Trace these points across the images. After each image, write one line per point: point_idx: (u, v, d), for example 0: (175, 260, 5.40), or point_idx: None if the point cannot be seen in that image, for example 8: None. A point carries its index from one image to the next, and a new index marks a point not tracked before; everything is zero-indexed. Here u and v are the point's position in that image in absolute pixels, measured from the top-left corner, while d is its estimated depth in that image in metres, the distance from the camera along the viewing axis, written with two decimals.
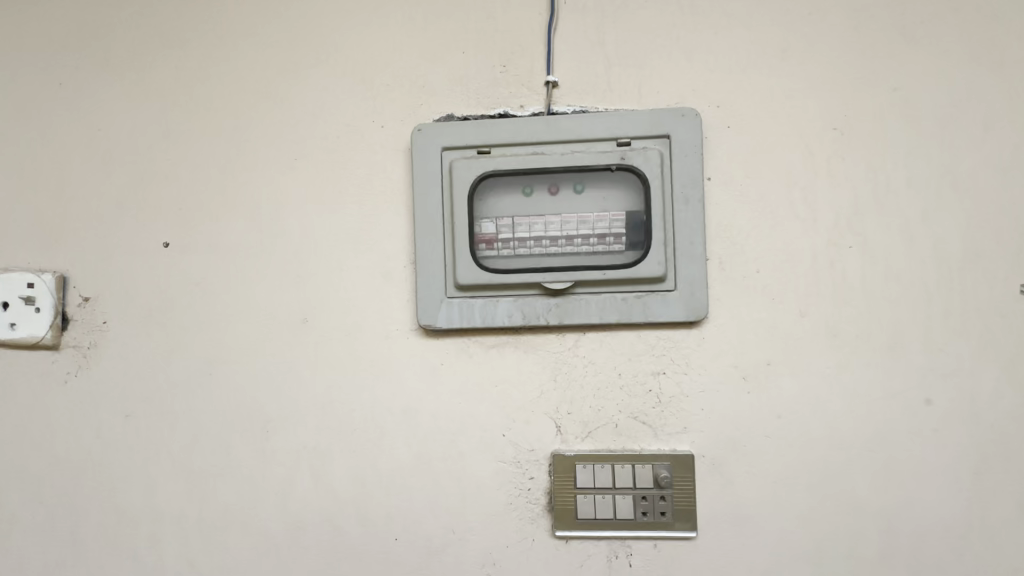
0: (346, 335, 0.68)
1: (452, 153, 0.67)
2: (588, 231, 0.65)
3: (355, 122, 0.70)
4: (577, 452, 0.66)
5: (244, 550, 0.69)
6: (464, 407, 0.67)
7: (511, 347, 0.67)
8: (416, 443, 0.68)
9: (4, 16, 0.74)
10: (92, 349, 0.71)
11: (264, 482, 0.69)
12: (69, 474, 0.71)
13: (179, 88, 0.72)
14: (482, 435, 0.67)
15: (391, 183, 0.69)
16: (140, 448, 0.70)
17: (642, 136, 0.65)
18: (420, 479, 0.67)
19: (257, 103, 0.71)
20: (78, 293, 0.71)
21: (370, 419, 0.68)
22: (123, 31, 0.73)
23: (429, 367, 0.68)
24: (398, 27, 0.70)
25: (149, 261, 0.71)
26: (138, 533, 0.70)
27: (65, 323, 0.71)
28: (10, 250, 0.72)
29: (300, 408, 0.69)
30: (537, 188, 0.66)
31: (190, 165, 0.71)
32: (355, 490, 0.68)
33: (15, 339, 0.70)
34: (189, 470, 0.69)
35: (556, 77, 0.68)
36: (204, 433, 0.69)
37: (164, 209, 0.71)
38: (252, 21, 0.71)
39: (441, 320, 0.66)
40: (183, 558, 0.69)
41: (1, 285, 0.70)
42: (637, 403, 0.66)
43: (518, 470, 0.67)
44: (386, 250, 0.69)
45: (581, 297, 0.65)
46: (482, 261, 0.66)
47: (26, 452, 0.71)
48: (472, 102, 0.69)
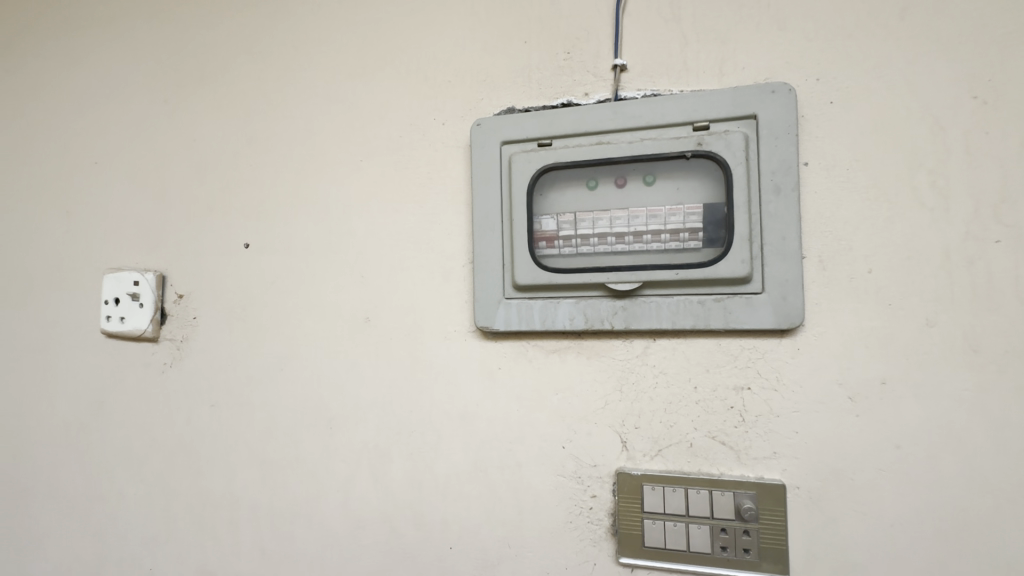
0: (406, 334, 0.68)
1: (512, 147, 0.63)
2: (659, 226, 0.59)
3: (417, 121, 0.69)
4: (645, 472, 0.60)
5: (309, 543, 0.70)
6: (522, 414, 0.64)
7: (573, 352, 0.62)
8: (472, 449, 0.65)
9: (123, 44, 0.83)
10: (185, 342, 0.77)
11: (328, 478, 0.70)
12: (164, 456, 0.77)
13: (260, 97, 0.76)
14: (541, 446, 0.63)
15: (451, 181, 0.67)
16: (221, 436, 0.74)
17: (723, 118, 0.57)
18: (477, 487, 0.65)
19: (328, 108, 0.73)
20: (175, 291, 0.78)
21: (428, 421, 0.67)
22: (213, 49, 0.79)
23: (487, 371, 0.65)
24: (460, 21, 0.69)
25: (232, 261, 0.75)
26: (218, 516, 0.74)
27: (163, 317, 0.78)
28: (123, 251, 0.80)
29: (362, 406, 0.69)
30: (602, 180, 0.61)
31: (267, 168, 0.75)
32: (412, 493, 0.67)
33: (125, 331, 0.78)
34: (262, 460, 0.72)
35: (625, 60, 0.63)
36: (275, 426, 0.72)
37: (245, 212, 0.75)
38: (325, 28, 0.74)
39: (499, 322, 0.62)
40: (255, 545, 0.72)
41: (115, 282, 0.79)
42: (715, 422, 0.59)
43: (579, 487, 0.62)
44: (445, 249, 0.67)
45: (651, 299, 0.58)
46: (542, 260, 0.62)
47: (131, 434, 0.79)
48: (534, 93, 0.66)
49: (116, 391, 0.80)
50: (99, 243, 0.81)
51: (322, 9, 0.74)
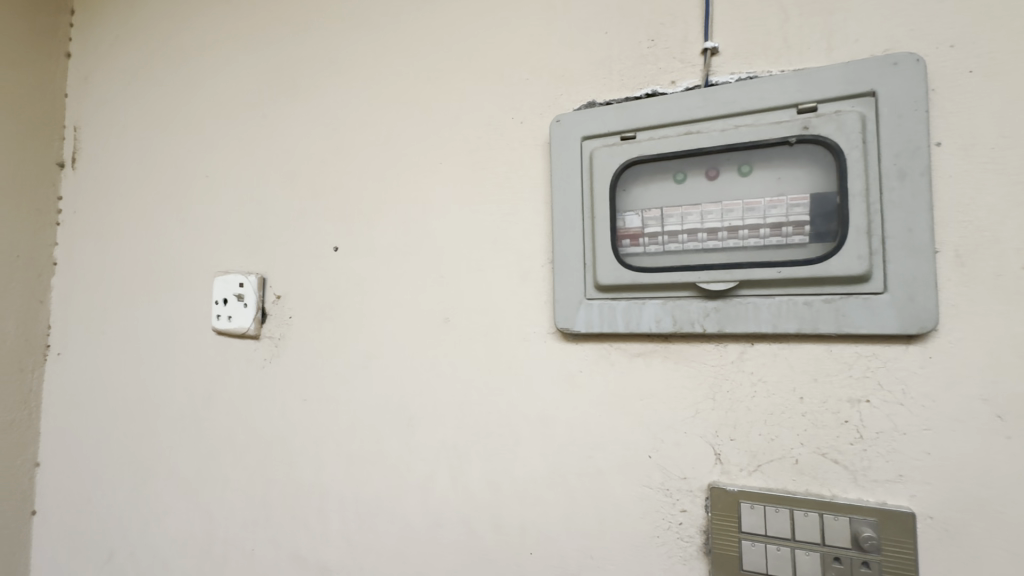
0: (485, 335, 0.68)
1: (593, 142, 0.61)
2: (757, 220, 0.54)
3: (495, 121, 0.69)
4: (742, 489, 0.55)
5: (392, 538, 0.72)
6: (604, 419, 0.61)
7: (660, 356, 0.59)
8: (550, 454, 0.63)
9: (229, 67, 0.91)
10: (281, 340, 0.82)
11: (409, 475, 0.71)
12: (263, 445, 0.83)
13: (346, 106, 0.80)
14: (624, 454, 0.60)
15: (529, 180, 0.66)
16: (312, 430, 0.78)
17: (834, 98, 0.51)
18: (556, 493, 0.63)
19: (409, 113, 0.75)
20: (273, 291, 0.83)
21: (506, 423, 0.66)
22: (304, 64, 0.84)
23: (567, 373, 0.63)
24: (538, 18, 0.68)
25: (322, 264, 0.79)
26: (308, 504, 0.78)
27: (263, 316, 0.84)
28: (230, 255, 0.88)
29: (441, 406, 0.70)
30: (691, 172, 0.57)
31: (352, 174, 0.78)
32: (490, 494, 0.66)
33: (232, 329, 0.85)
34: (349, 454, 0.75)
35: (716, 43, 0.58)
36: (360, 422, 0.75)
37: (333, 217, 0.79)
38: (406, 37, 0.76)
39: (580, 324, 0.60)
40: (342, 536, 0.75)
41: (224, 284, 0.86)
42: (826, 437, 0.52)
43: (667, 500, 0.58)
44: (524, 249, 0.66)
45: (748, 300, 0.53)
46: (625, 259, 0.59)
47: (235, 423, 0.85)
48: (616, 85, 0.63)
49: (223, 384, 0.87)
50: (210, 249, 0.90)
51: (403, 18, 0.76)
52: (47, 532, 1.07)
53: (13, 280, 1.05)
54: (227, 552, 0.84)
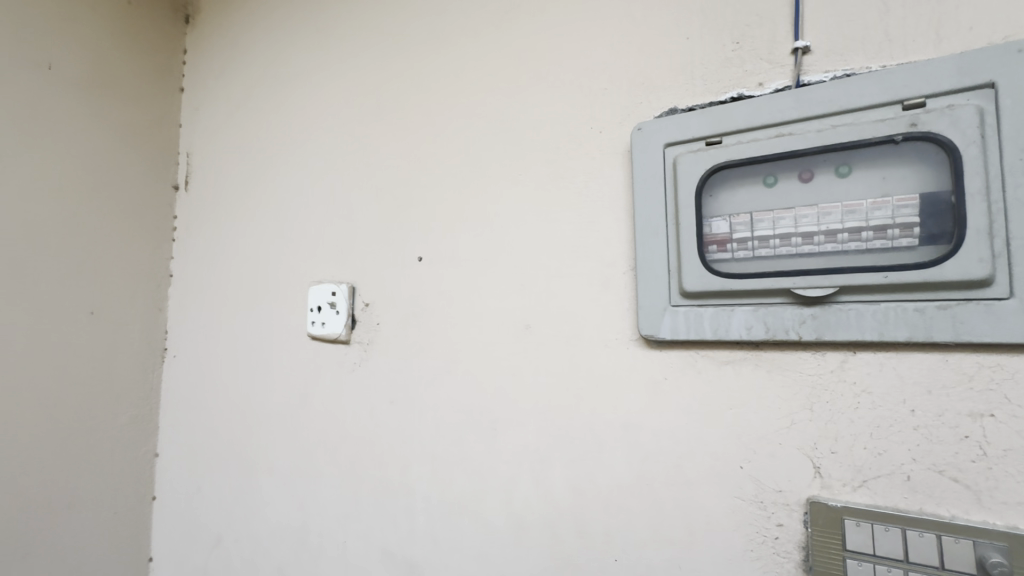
0: (566, 341, 0.69)
1: (677, 148, 0.61)
2: (858, 223, 0.52)
3: (574, 131, 0.70)
4: (846, 505, 0.52)
5: (476, 539, 0.74)
6: (692, 428, 0.60)
7: (751, 364, 0.57)
8: (635, 461, 0.63)
9: (321, 92, 0.99)
10: (370, 345, 0.88)
11: (493, 478, 0.73)
12: (353, 444, 0.88)
13: (428, 123, 0.84)
14: (713, 464, 0.59)
15: (609, 188, 0.67)
16: (399, 431, 0.83)
17: (946, 92, 0.48)
18: (641, 501, 0.62)
19: (488, 127, 0.78)
20: (362, 300, 0.89)
21: (589, 428, 0.66)
22: (389, 86, 0.90)
23: (652, 380, 0.63)
24: (616, 28, 0.69)
25: (407, 273, 0.84)
26: (397, 502, 0.82)
27: (353, 323, 0.90)
28: (323, 266, 0.95)
29: (523, 410, 0.72)
30: (783, 176, 0.56)
31: (435, 188, 0.82)
32: (573, 499, 0.67)
33: (325, 334, 0.92)
34: (434, 455, 0.79)
35: (808, 41, 0.57)
36: (444, 424, 0.78)
37: (417, 228, 0.84)
38: (485, 55, 0.80)
39: (664, 331, 0.60)
40: (428, 533, 0.79)
41: (318, 293, 0.93)
42: (943, 453, 0.49)
43: (761, 513, 0.56)
44: (605, 256, 0.67)
45: (850, 306, 0.51)
46: (712, 265, 0.58)
47: (328, 423, 0.92)
48: (699, 90, 0.62)
49: (317, 385, 0.94)
50: (305, 260, 0.97)
51: (482, 37, 0.80)
52: (165, 516, 1.19)
53: (137, 290, 1.19)
54: (322, 542, 0.90)
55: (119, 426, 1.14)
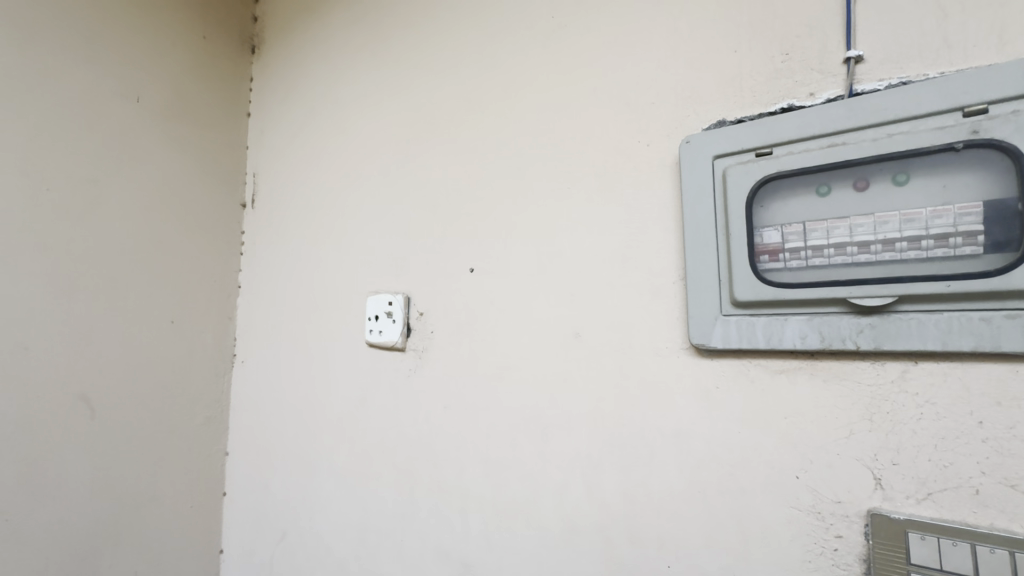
0: (616, 350, 0.71)
1: (726, 160, 0.62)
2: (917, 231, 0.52)
3: (621, 145, 0.73)
4: (909, 518, 0.51)
5: (528, 540, 0.76)
6: (745, 436, 0.60)
7: (806, 374, 0.57)
8: (687, 469, 0.64)
9: (377, 113, 1.06)
10: (425, 352, 0.92)
11: (545, 481, 0.76)
12: (409, 446, 0.92)
13: (478, 140, 0.88)
14: (768, 473, 0.59)
15: (658, 200, 0.69)
16: (453, 434, 0.87)
17: (1010, 97, 0.47)
18: (694, 508, 0.63)
19: (537, 143, 0.81)
20: (417, 309, 0.94)
21: (640, 435, 0.68)
22: (441, 105, 0.95)
23: (703, 389, 0.64)
24: (663, 44, 0.70)
25: (460, 284, 0.88)
26: (452, 503, 0.86)
27: (409, 331, 0.94)
28: (380, 277, 1.00)
29: (574, 416, 0.74)
30: (837, 185, 0.56)
31: (486, 201, 0.86)
32: (625, 505, 0.68)
33: (382, 342, 0.97)
34: (487, 458, 0.82)
35: (861, 50, 0.57)
36: (496, 428, 0.81)
37: (469, 241, 0.88)
38: (533, 73, 0.83)
39: (716, 340, 0.61)
40: (482, 534, 0.82)
41: (376, 302, 0.99)
42: (1015, 467, 0.48)
43: (819, 523, 0.56)
44: (654, 267, 0.68)
45: (910, 315, 0.51)
46: (764, 274, 0.59)
47: (385, 426, 0.97)
48: (748, 102, 0.63)
49: (375, 389, 0.99)
50: (363, 272, 1.03)
51: (530, 56, 0.84)
52: (234, 511, 1.28)
53: (210, 300, 1.29)
54: (380, 539, 0.95)
55: (195, 426, 1.24)
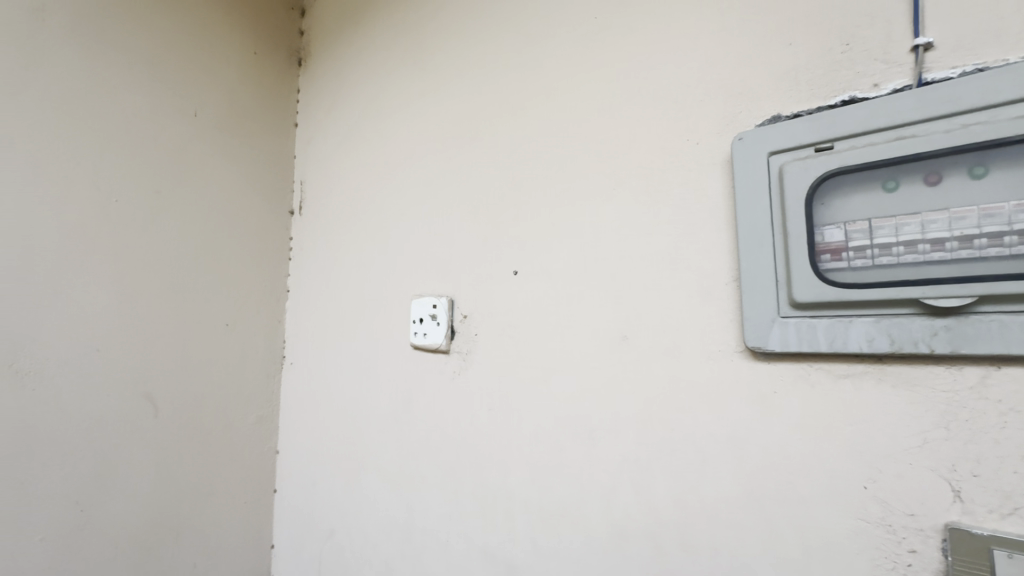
0: (665, 352, 0.69)
1: (782, 156, 0.60)
2: (998, 227, 0.48)
3: (669, 144, 0.71)
4: (993, 535, 0.48)
5: (575, 545, 0.76)
6: (805, 443, 0.58)
7: (872, 378, 0.55)
8: (743, 476, 0.62)
9: (420, 120, 1.08)
10: (468, 355, 0.93)
11: (592, 485, 0.75)
12: (453, 447, 0.93)
13: (520, 143, 0.89)
14: (831, 482, 0.56)
15: (708, 199, 0.67)
16: (498, 436, 0.87)
17: None
18: (750, 516, 0.61)
19: (581, 145, 0.81)
20: (461, 312, 0.95)
21: (691, 440, 0.66)
22: (483, 109, 0.96)
23: (759, 393, 0.61)
24: (711, 40, 0.69)
25: (503, 286, 0.89)
26: (497, 506, 0.86)
27: (453, 334, 0.96)
28: (424, 281, 1.02)
29: (622, 420, 0.72)
30: (906, 180, 0.53)
31: (528, 204, 0.86)
32: (676, 511, 0.67)
33: (427, 344, 0.98)
34: (532, 461, 0.82)
35: (930, 37, 0.54)
36: (542, 431, 0.81)
37: (512, 243, 0.88)
38: (576, 74, 0.83)
39: (774, 343, 0.59)
40: (528, 537, 0.81)
41: (420, 305, 1.01)
42: None
43: (889, 537, 0.53)
44: (704, 268, 0.67)
45: (992, 317, 0.47)
46: (826, 274, 0.56)
47: (429, 427, 0.98)
48: (804, 96, 0.61)
49: (419, 390, 1.01)
50: (408, 276, 1.06)
51: (573, 58, 0.84)
52: (284, 508, 1.33)
53: (261, 304, 1.35)
54: (426, 539, 0.96)
55: (248, 424, 1.29)
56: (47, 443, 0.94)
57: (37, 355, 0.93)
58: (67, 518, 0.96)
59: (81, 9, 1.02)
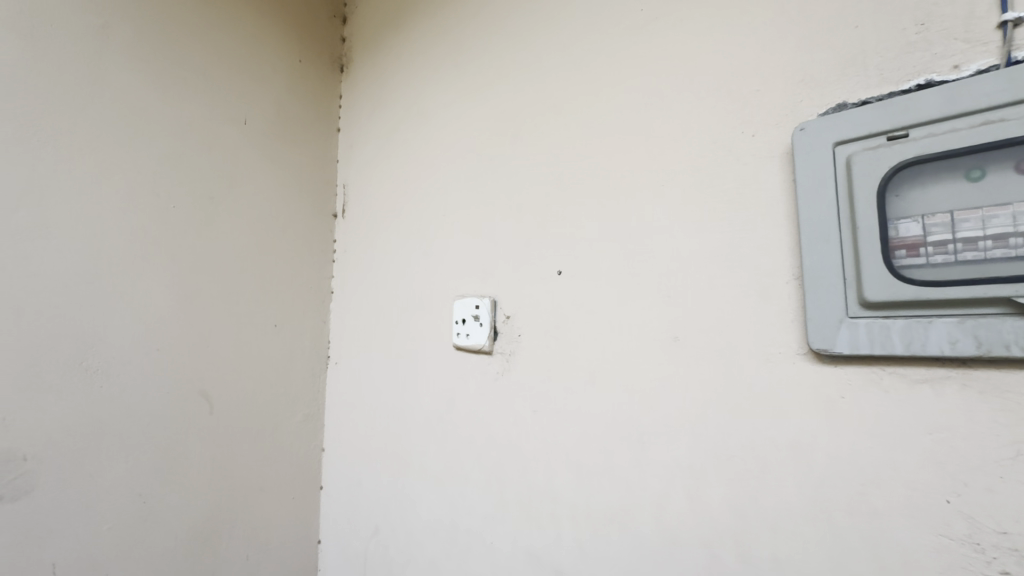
0: (720, 354, 0.66)
1: (850, 146, 0.56)
2: None
3: (722, 137, 0.68)
4: None
5: (625, 552, 0.74)
6: (878, 452, 0.54)
7: (955, 383, 0.50)
8: (807, 486, 0.58)
9: (461, 121, 1.08)
10: (512, 355, 0.92)
11: (642, 491, 0.73)
12: (497, 449, 0.93)
13: (563, 141, 0.88)
14: (908, 495, 0.52)
15: (765, 194, 0.64)
16: (543, 438, 0.86)
17: None
18: (817, 529, 0.58)
19: (627, 141, 0.79)
20: (504, 312, 0.94)
21: (750, 447, 0.63)
22: (525, 108, 0.95)
23: (825, 398, 0.58)
24: (768, 27, 0.66)
25: (548, 286, 0.87)
26: (543, 508, 0.85)
27: (496, 335, 0.95)
28: (466, 281, 1.02)
29: (674, 424, 0.70)
30: (994, 168, 0.49)
31: (573, 203, 0.85)
32: (733, 520, 0.64)
33: (470, 345, 0.98)
34: (579, 464, 0.80)
35: (1021, 12, 0.49)
36: (589, 434, 0.79)
37: (557, 243, 0.87)
38: (622, 69, 0.81)
39: (842, 344, 0.55)
40: (575, 542, 0.80)
41: (463, 306, 1.01)
42: None
43: (977, 556, 0.49)
44: (762, 265, 0.64)
45: None
46: (901, 271, 0.52)
47: (473, 428, 0.98)
48: (873, 81, 0.57)
49: (462, 391, 1.01)
50: (450, 276, 1.06)
51: (618, 53, 0.82)
52: (330, 504, 1.36)
53: (308, 305, 1.38)
54: (470, 540, 0.96)
55: (296, 422, 1.33)
56: (114, 437, 0.99)
57: (105, 354, 0.99)
58: (132, 508, 1.01)
59: (141, 25, 1.07)
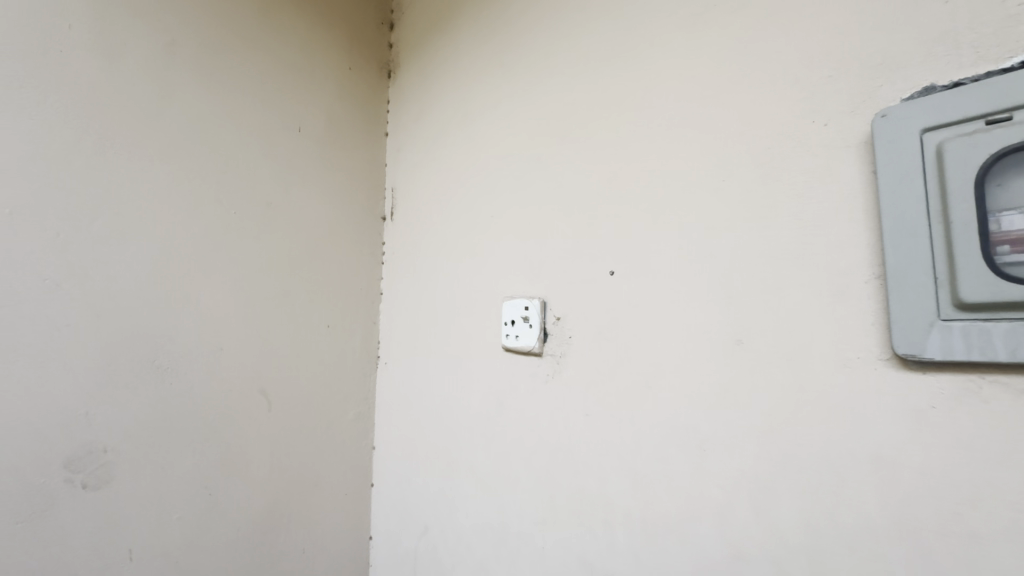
0: (789, 358, 0.62)
1: (941, 133, 0.51)
2: None
3: (789, 129, 0.64)
4: None
5: (684, 564, 0.71)
6: (977, 469, 0.49)
7: None
8: (892, 503, 0.54)
9: (508, 122, 1.08)
10: (562, 357, 0.91)
11: (703, 501, 0.69)
12: (547, 452, 0.92)
13: (615, 139, 0.86)
14: (1014, 518, 0.47)
15: (839, 187, 0.60)
16: (595, 443, 0.84)
17: None
18: (903, 550, 0.53)
19: (684, 136, 0.76)
20: (554, 314, 0.93)
21: (824, 458, 0.59)
22: (575, 105, 0.93)
23: (911, 408, 0.53)
24: (840, 8, 0.61)
25: (599, 287, 0.85)
26: (596, 514, 0.83)
27: (546, 336, 0.94)
28: (515, 283, 1.02)
29: (737, 432, 0.67)
30: None
31: (626, 201, 0.83)
32: (805, 536, 0.60)
33: (519, 346, 0.98)
34: (634, 470, 0.78)
35: None
36: (644, 439, 0.77)
37: (608, 242, 0.85)
38: (677, 61, 0.78)
39: (933, 350, 0.50)
40: (630, 550, 0.78)
41: (512, 307, 1.00)
42: None
43: None
44: (837, 264, 0.59)
45: None
46: (1004, 269, 0.47)
47: (522, 430, 0.97)
48: (967, 60, 0.52)
49: (511, 392, 1.00)
50: (499, 277, 1.06)
51: (673, 45, 0.79)
52: (380, 502, 1.38)
53: (358, 306, 1.42)
54: (520, 543, 0.95)
55: (348, 420, 1.36)
56: (182, 432, 1.05)
57: (174, 354, 1.04)
58: (199, 500, 1.06)
59: (205, 40, 1.13)
